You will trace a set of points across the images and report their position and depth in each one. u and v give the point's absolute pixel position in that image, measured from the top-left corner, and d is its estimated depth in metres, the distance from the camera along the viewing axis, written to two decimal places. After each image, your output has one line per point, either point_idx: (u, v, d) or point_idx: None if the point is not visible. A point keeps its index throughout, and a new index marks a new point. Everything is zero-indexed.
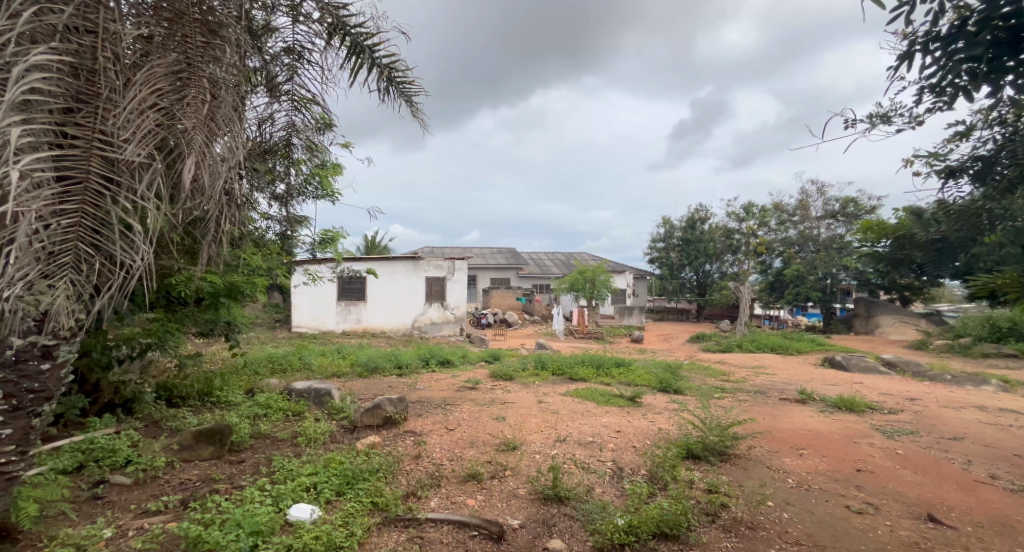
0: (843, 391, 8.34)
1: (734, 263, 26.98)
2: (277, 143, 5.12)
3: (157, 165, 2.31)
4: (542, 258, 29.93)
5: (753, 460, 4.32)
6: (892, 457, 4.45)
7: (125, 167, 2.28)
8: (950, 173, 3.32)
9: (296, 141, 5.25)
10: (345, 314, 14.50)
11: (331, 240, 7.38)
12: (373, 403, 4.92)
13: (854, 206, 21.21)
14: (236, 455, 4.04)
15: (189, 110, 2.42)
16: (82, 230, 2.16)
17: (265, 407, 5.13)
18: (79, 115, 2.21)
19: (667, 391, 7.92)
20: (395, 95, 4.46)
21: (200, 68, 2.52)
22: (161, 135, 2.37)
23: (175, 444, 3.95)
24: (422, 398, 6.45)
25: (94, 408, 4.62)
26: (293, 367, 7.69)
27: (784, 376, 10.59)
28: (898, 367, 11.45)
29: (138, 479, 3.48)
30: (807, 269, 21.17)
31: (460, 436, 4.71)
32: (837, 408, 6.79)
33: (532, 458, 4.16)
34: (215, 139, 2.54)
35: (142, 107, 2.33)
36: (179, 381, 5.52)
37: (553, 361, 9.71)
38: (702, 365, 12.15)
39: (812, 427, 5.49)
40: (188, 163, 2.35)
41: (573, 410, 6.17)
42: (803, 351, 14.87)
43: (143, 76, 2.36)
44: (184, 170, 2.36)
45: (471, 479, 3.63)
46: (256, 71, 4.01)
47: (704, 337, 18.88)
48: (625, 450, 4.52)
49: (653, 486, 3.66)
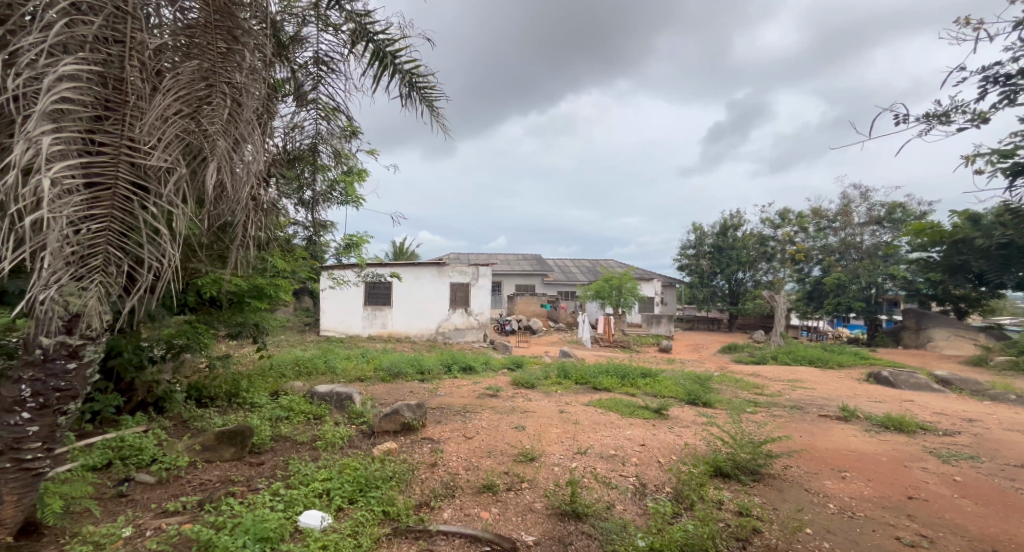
0: (890, 410, 7.91)
1: (769, 271, 26.18)
2: (310, 153, 5.30)
3: (185, 172, 2.28)
4: (569, 265, 29.70)
5: (788, 481, 4.10)
6: (949, 485, 4.12)
7: (153, 174, 2.25)
8: (1018, 172, 3.07)
9: (323, 149, 5.38)
10: (372, 318, 14.64)
11: (355, 245, 7.41)
12: (392, 409, 4.86)
13: (901, 212, 20.31)
14: (256, 458, 3.87)
15: (215, 118, 2.36)
16: (111, 235, 2.15)
17: (287, 410, 5.09)
18: (107, 123, 2.17)
19: (696, 405, 7.62)
20: (417, 101, 4.48)
21: (223, 75, 2.44)
22: (186, 141, 2.32)
23: (198, 444, 3.78)
24: (442, 404, 6.37)
25: (128, 407, 4.56)
26: (318, 370, 7.72)
27: (824, 391, 10.14)
28: (953, 385, 10.82)
29: (161, 478, 3.33)
30: (849, 278, 20.34)
31: (478, 445, 4.61)
32: (885, 428, 6.38)
33: (550, 471, 4.03)
34: (239, 143, 2.50)
35: (168, 113, 2.27)
36: (209, 381, 5.51)
37: (577, 369, 9.53)
38: (734, 377, 11.76)
39: (855, 447, 5.17)
40: (211, 170, 2.32)
41: (596, 421, 5.99)
42: (844, 364, 14.22)
43: (170, 83, 2.30)
44: (207, 176, 2.32)
45: (485, 491, 3.51)
46: (285, 81, 4.24)
47: (737, 348, 18.35)
48: (648, 465, 4.35)
49: (679, 506, 3.47)
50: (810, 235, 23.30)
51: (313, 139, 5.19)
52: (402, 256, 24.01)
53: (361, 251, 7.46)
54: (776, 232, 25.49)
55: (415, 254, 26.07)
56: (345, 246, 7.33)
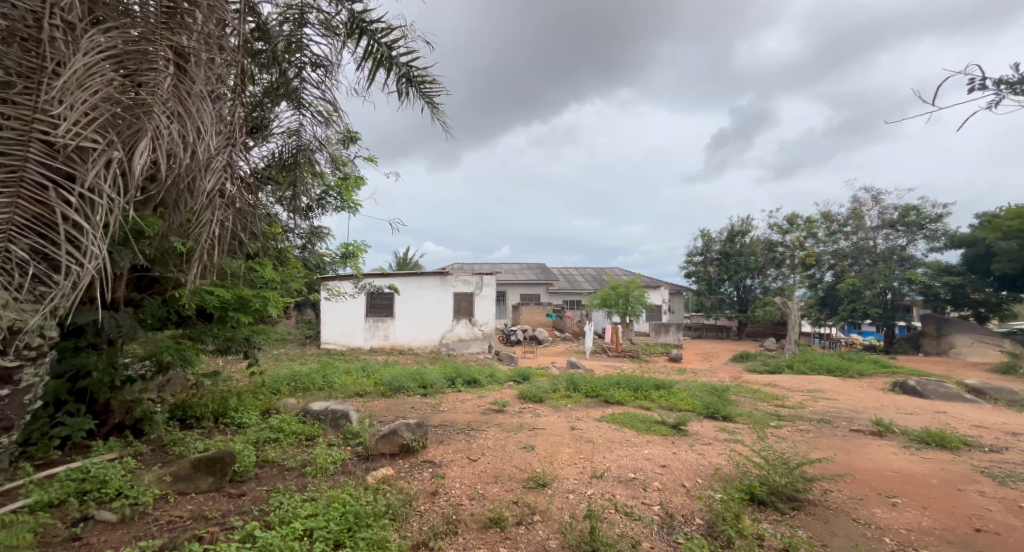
0: (928, 425, 7.55)
1: (778, 277, 25.70)
2: (306, 159, 5.03)
3: (113, 150, 1.96)
4: (574, 274, 29.30)
5: (832, 510, 3.71)
6: (1017, 512, 3.68)
7: (75, 154, 1.92)
8: None
9: (320, 152, 5.12)
10: (374, 330, 14.26)
11: (352, 255, 7.07)
12: (390, 428, 4.43)
13: (915, 214, 19.70)
14: (236, 488, 3.35)
15: (156, 89, 2.07)
16: (14, 232, 1.78)
17: (277, 431, 4.57)
18: (20, 92, 1.87)
19: (716, 419, 7.19)
20: (415, 96, 4.16)
21: (166, 37, 2.14)
22: (116, 113, 2.01)
23: (169, 474, 3.25)
24: (445, 421, 5.96)
25: (102, 431, 4.01)
26: (315, 385, 7.32)
27: (848, 402, 9.70)
28: (988, 396, 10.47)
29: (124, 515, 2.83)
30: (864, 284, 19.73)
31: (484, 469, 4.20)
32: (926, 444, 6.10)
33: (564, 499, 3.62)
34: (182, 117, 2.18)
35: (93, 79, 1.96)
36: (196, 400, 4.88)
37: (586, 381, 9.09)
38: (751, 387, 11.31)
39: (901, 468, 4.85)
40: (142, 146, 2.01)
41: (610, 439, 5.57)
42: (865, 374, 13.70)
43: (98, 47, 1.99)
44: (139, 152, 2.00)
45: (492, 527, 3.09)
46: (276, 80, 4.27)
47: (750, 356, 17.84)
48: (673, 492, 3.93)
49: (714, 543, 3.04)
50: (821, 239, 22.93)
51: (308, 143, 4.91)
52: (405, 266, 23.72)
53: (358, 260, 7.12)
54: (785, 237, 25.07)
55: (418, 264, 25.76)
56: (341, 255, 7.00)
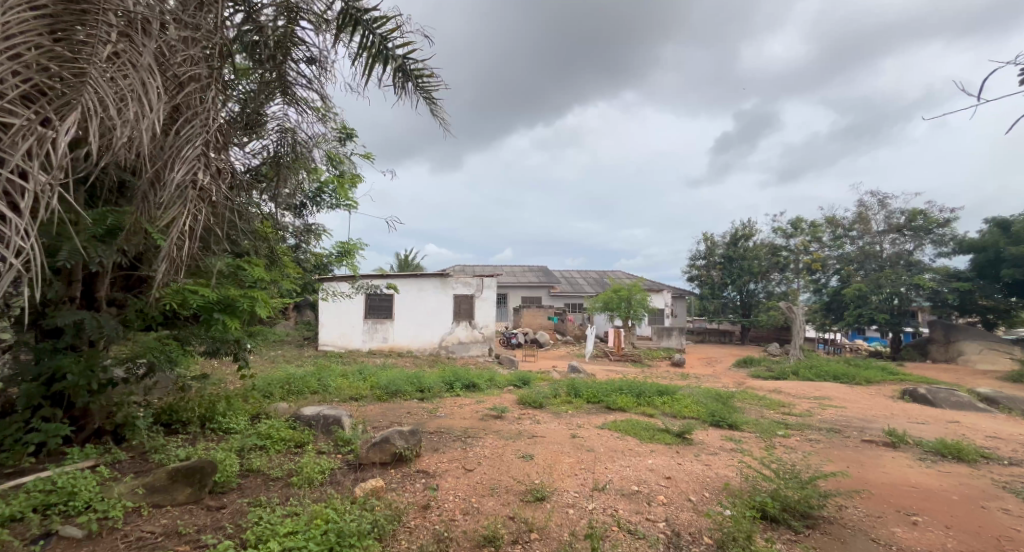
0: (942, 436, 7.40)
1: (782, 282, 25.45)
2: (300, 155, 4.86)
3: (40, 123, 1.86)
4: (576, 277, 29.05)
5: (850, 529, 3.57)
6: None
7: (1, 128, 1.83)
8: None
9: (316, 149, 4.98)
10: (372, 331, 14.06)
11: (347, 253, 6.88)
12: (382, 436, 4.22)
13: (923, 219, 19.43)
14: (217, 500, 3.14)
15: (93, 58, 2.05)
16: None
17: (265, 437, 4.31)
18: None
19: (721, 427, 6.97)
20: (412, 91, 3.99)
21: (101, 11, 2.14)
22: (46, 84, 1.95)
23: (143, 486, 3.03)
24: (442, 428, 5.76)
25: (81, 437, 3.80)
26: (308, 389, 7.11)
27: (856, 410, 9.50)
28: (1000, 405, 10.29)
29: (92, 531, 2.63)
30: (870, 289, 19.41)
31: (480, 480, 4.00)
32: (941, 456, 6.16)
33: (564, 514, 3.43)
34: (121, 91, 2.13)
35: (21, 51, 1.93)
36: (182, 403, 4.62)
37: (587, 386, 8.87)
38: (756, 394, 11.10)
39: (918, 483, 4.84)
40: (69, 116, 1.93)
41: (612, 448, 5.36)
42: (872, 380, 13.45)
43: (28, 22, 1.97)
44: (66, 121, 1.92)
45: (487, 545, 2.91)
46: (270, 75, 4.14)
47: (754, 362, 17.56)
48: (681, 507, 3.75)
49: None
50: (826, 243, 22.69)
51: (303, 140, 4.73)
52: (405, 267, 23.52)
53: (354, 259, 6.92)
54: (789, 241, 24.83)
55: (418, 265, 25.54)
56: (336, 253, 6.81)
